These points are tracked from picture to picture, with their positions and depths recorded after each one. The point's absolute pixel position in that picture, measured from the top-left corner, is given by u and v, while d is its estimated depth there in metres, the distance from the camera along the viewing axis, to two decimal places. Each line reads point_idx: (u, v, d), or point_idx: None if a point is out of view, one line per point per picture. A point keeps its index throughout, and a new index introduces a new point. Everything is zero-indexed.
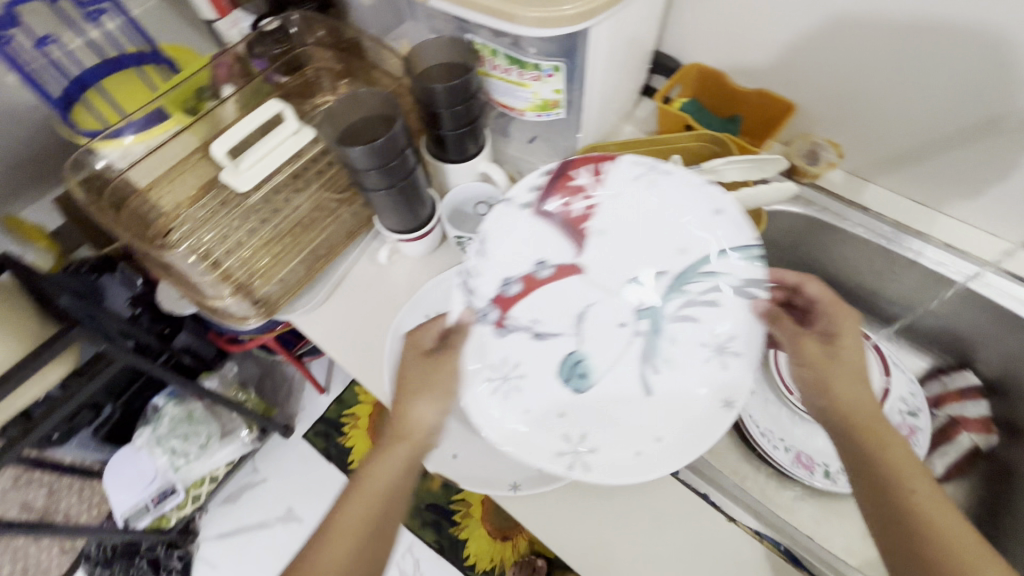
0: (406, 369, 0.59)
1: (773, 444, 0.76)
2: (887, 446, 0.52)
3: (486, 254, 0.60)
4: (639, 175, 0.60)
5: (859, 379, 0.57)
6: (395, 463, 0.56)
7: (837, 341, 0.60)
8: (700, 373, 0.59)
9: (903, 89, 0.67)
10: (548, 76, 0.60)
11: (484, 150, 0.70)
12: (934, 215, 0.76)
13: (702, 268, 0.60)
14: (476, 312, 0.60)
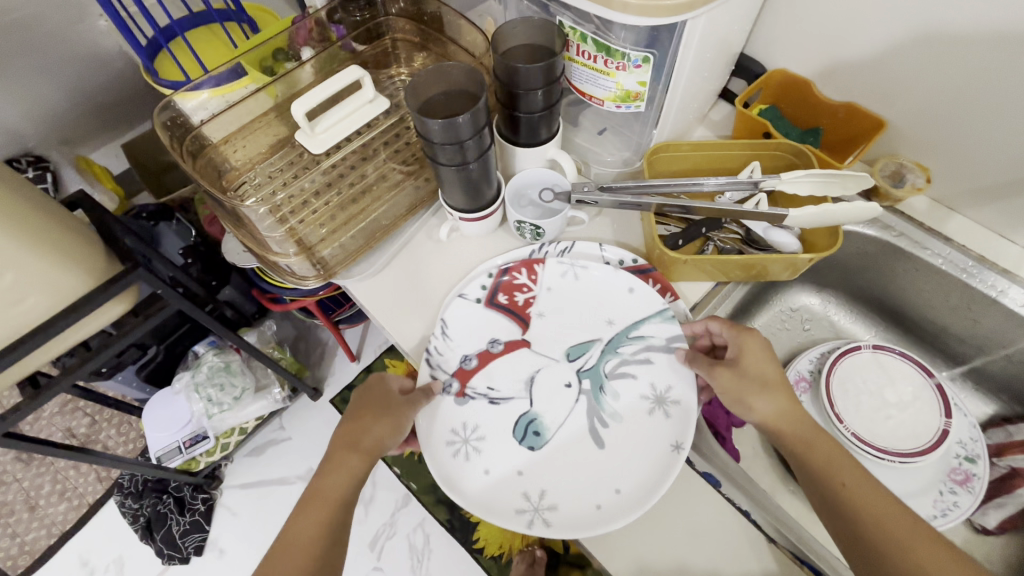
0: (354, 412, 0.61)
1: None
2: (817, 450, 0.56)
3: (450, 338, 0.65)
4: (566, 273, 0.68)
5: (771, 389, 0.58)
6: (353, 472, 0.59)
7: (741, 360, 0.59)
8: (647, 428, 0.60)
9: (1013, 115, 0.63)
10: (635, 67, 0.58)
11: (557, 137, 0.69)
12: (1022, 256, 0.71)
13: (632, 331, 0.65)
14: (439, 383, 0.62)
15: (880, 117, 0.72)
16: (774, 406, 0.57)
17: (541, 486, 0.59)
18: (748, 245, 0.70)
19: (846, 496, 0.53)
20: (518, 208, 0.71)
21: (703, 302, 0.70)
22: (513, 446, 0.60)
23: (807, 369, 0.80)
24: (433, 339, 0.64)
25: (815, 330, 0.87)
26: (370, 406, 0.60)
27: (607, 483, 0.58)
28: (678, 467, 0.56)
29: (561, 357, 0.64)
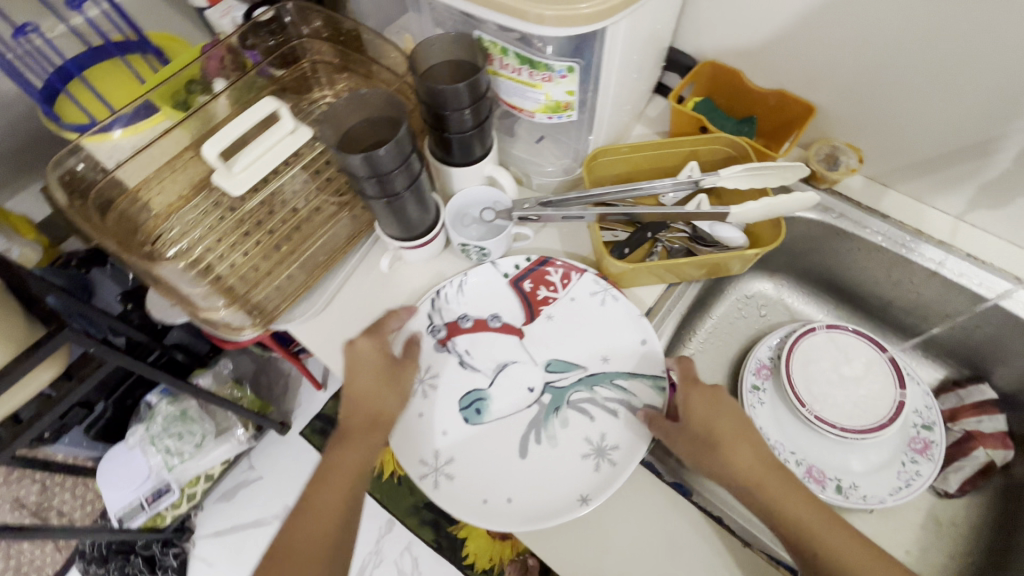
0: (358, 367, 0.60)
1: (785, 458, 0.74)
2: (792, 509, 0.54)
3: (462, 294, 0.67)
4: (597, 294, 0.66)
5: (737, 446, 0.56)
6: (374, 442, 0.59)
7: (693, 420, 0.57)
8: (572, 467, 0.58)
9: (935, 92, 0.64)
10: (562, 77, 0.56)
11: (492, 155, 0.66)
12: (957, 224, 0.73)
13: (618, 379, 0.62)
14: (430, 322, 0.65)
15: (808, 102, 0.73)
16: (737, 462, 0.56)
17: (453, 453, 0.60)
18: (696, 242, 0.70)
19: (817, 547, 0.53)
20: (462, 226, 0.68)
21: (656, 306, 0.69)
22: (455, 411, 0.62)
23: (767, 355, 0.80)
24: (447, 287, 0.66)
25: (771, 314, 0.88)
26: (363, 371, 0.60)
27: (501, 487, 0.58)
28: (572, 515, 0.55)
29: (541, 363, 0.64)
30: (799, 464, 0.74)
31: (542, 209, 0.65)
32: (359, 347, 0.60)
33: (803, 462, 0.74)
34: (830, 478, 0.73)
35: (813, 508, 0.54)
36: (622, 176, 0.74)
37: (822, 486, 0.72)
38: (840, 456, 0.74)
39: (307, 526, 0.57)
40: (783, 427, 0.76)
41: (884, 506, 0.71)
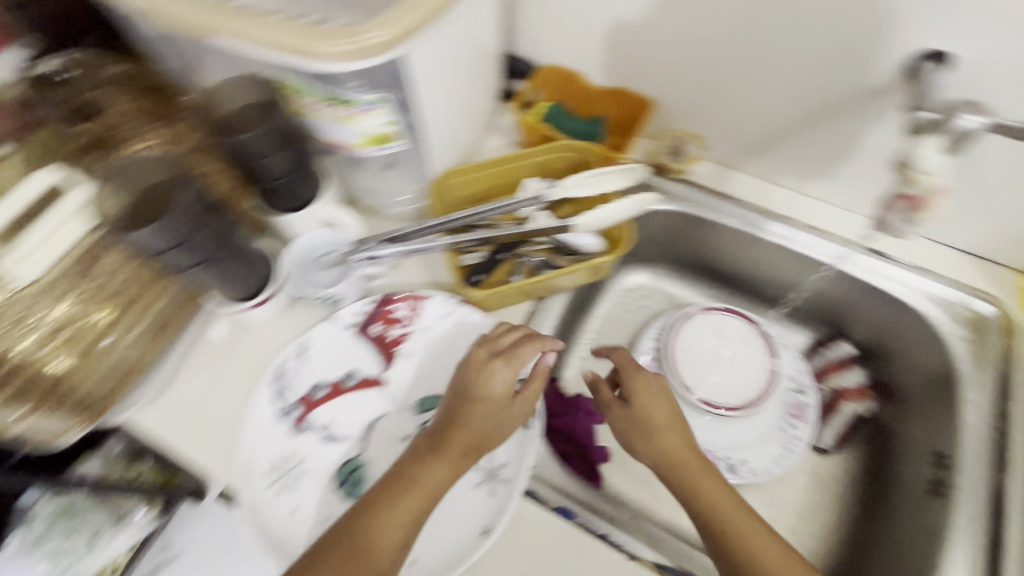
0: (466, 373, 0.57)
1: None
2: (706, 484, 0.57)
3: (310, 361, 0.62)
4: (449, 313, 0.64)
5: (671, 425, 0.61)
6: (462, 464, 0.54)
7: (634, 401, 0.62)
8: (467, 502, 0.57)
9: (750, 80, 0.66)
10: (373, 110, 0.54)
11: (325, 194, 0.63)
12: (799, 198, 0.76)
13: None
14: (278, 406, 0.59)
15: (642, 95, 0.75)
16: (661, 443, 0.60)
17: None
18: (557, 253, 0.69)
19: (721, 529, 0.54)
20: (304, 277, 0.64)
21: (525, 326, 0.68)
22: (330, 489, 0.58)
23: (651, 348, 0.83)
24: (288, 359, 0.61)
25: (652, 304, 0.89)
26: (501, 387, 0.56)
27: None
28: (477, 552, 0.52)
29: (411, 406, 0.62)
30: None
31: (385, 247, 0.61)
32: (473, 357, 0.58)
33: (696, 446, 0.76)
34: (721, 458, 0.75)
35: (727, 491, 0.57)
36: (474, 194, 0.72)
37: (715, 468, 0.75)
38: (728, 433, 0.77)
39: (386, 529, 0.49)
40: None
41: (771, 474, 0.74)
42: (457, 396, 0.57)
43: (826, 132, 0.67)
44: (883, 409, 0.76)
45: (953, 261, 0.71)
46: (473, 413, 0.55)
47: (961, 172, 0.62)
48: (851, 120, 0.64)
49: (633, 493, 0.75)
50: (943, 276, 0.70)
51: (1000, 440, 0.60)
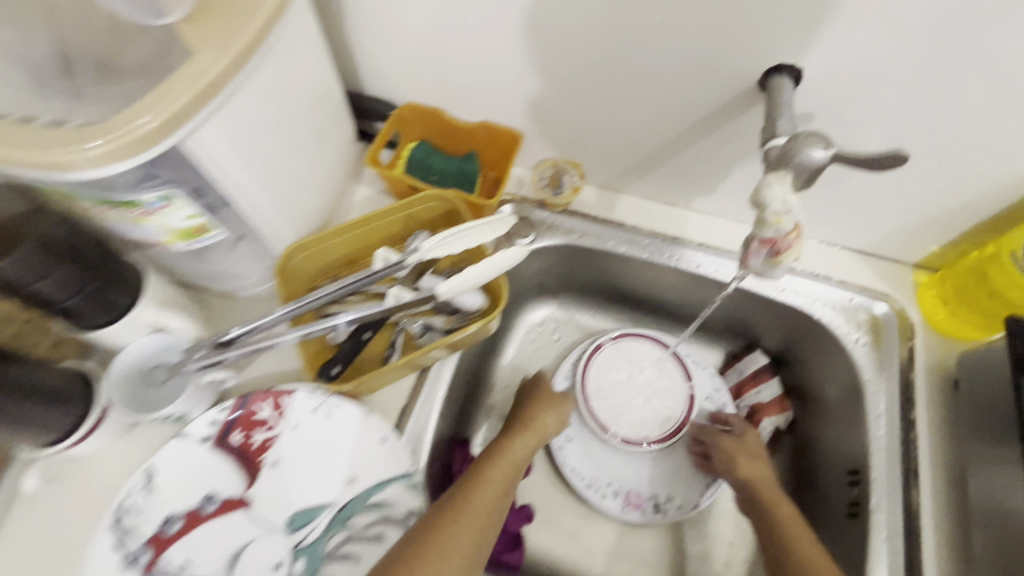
0: (533, 411, 0.66)
1: (602, 493, 0.72)
2: (779, 505, 0.60)
3: (157, 493, 0.53)
4: (316, 409, 0.57)
5: (757, 457, 0.66)
6: (510, 480, 0.57)
7: (745, 433, 0.68)
8: None
9: (612, 105, 0.61)
10: (163, 208, 0.45)
11: (144, 295, 0.53)
12: (687, 214, 0.73)
13: (371, 498, 0.55)
14: (123, 554, 0.51)
15: (511, 130, 0.68)
16: (748, 467, 0.64)
17: None
18: (437, 314, 0.63)
19: (795, 542, 0.55)
20: (136, 399, 0.54)
21: (410, 405, 0.61)
22: None
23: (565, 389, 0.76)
24: (131, 493, 0.52)
25: (565, 335, 0.84)
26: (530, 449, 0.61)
27: None
28: None
29: (280, 526, 0.55)
30: (617, 494, 0.72)
31: (224, 351, 0.52)
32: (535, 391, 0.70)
33: (620, 489, 0.72)
34: (647, 498, 0.72)
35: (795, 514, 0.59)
36: (337, 259, 0.64)
37: (641, 510, 0.72)
38: (647, 472, 0.74)
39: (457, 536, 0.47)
40: (594, 461, 0.74)
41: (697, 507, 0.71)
42: (521, 415, 0.66)
43: (699, 150, 0.63)
44: (800, 417, 0.74)
45: (845, 262, 0.69)
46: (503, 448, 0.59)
47: (835, 179, 0.60)
48: (719, 138, 0.60)
49: (560, 548, 0.71)
50: (837, 279, 0.68)
51: (907, 451, 0.58)
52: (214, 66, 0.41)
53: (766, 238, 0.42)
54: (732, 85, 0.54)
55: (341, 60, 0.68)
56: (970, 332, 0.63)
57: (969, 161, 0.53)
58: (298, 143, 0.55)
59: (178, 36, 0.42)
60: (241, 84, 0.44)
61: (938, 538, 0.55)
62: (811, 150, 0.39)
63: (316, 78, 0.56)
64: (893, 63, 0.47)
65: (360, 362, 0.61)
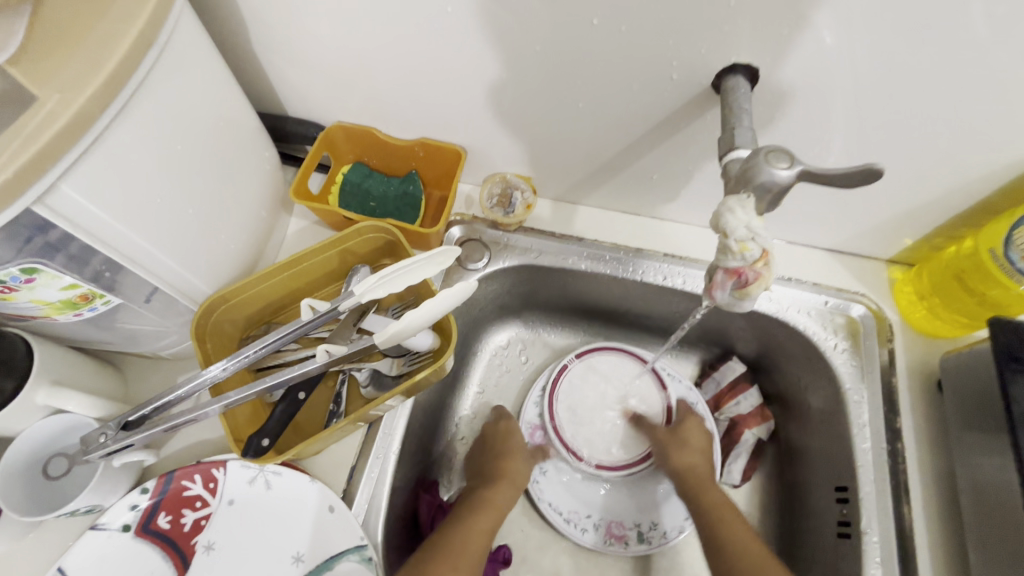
0: (514, 441, 0.65)
1: (582, 526, 0.67)
2: (708, 493, 0.59)
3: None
4: (253, 480, 0.51)
5: (694, 449, 0.64)
6: (499, 519, 0.56)
7: (684, 424, 0.66)
8: None
9: (557, 115, 0.56)
10: (28, 282, 0.39)
11: (34, 375, 0.45)
12: (648, 222, 0.69)
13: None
14: None
15: (453, 147, 0.63)
16: (686, 461, 0.62)
17: None
18: (384, 358, 0.57)
19: (721, 524, 0.55)
20: (41, 493, 0.47)
21: (361, 461, 0.55)
22: None
23: (534, 415, 0.71)
24: None
25: (533, 356, 0.78)
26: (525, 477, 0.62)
27: None
28: None
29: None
30: (598, 525, 0.67)
31: (132, 433, 0.45)
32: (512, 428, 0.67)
33: (600, 521, 0.68)
34: (630, 527, 0.67)
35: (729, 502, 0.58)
36: (268, 305, 0.58)
37: (625, 541, 0.66)
38: (628, 500, 0.68)
39: None
40: (570, 492, 0.69)
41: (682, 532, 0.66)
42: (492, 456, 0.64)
43: (655, 156, 0.58)
44: (781, 425, 0.70)
45: (817, 263, 0.66)
46: (492, 489, 0.58)
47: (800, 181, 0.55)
48: (675, 144, 0.55)
49: None
50: (811, 282, 0.64)
51: (895, 464, 0.55)
52: (61, 113, 0.33)
53: (731, 267, 0.37)
54: (684, 88, 0.48)
55: (256, 81, 0.61)
56: (950, 330, 0.60)
57: (941, 155, 0.49)
58: (201, 185, 0.48)
59: (17, 78, 0.34)
60: (107, 129, 0.37)
61: (933, 557, 0.52)
62: (774, 168, 0.34)
63: (217, 108, 0.49)
64: (855, 56, 0.42)
65: (302, 419, 0.55)
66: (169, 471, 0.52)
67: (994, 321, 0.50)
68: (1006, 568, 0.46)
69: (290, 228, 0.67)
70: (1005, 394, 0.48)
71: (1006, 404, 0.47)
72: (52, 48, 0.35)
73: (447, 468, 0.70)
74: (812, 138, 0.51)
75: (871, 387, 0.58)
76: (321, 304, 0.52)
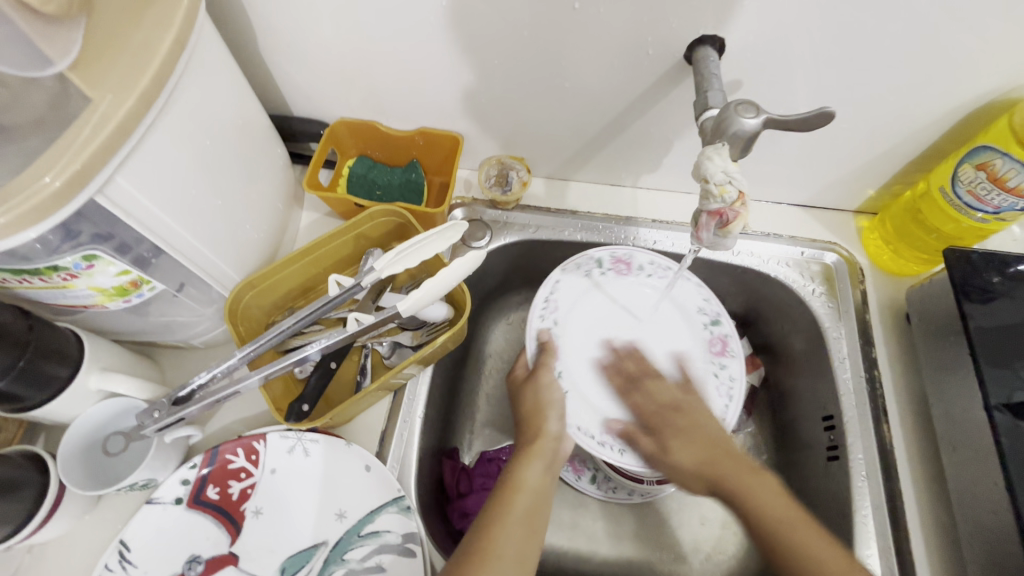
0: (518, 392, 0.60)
1: (622, 447, 0.56)
2: (754, 495, 0.50)
3: (135, 567, 0.50)
4: (292, 449, 0.55)
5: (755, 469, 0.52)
6: (550, 462, 0.54)
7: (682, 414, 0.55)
8: None
9: (545, 97, 0.60)
10: (88, 268, 0.42)
11: (85, 363, 0.49)
12: (634, 192, 0.74)
13: (364, 528, 0.52)
14: None
15: (452, 134, 0.67)
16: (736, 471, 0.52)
17: None
18: (403, 331, 0.61)
19: (764, 513, 0.49)
20: (99, 472, 0.52)
21: (389, 426, 0.60)
22: None
23: (728, 328, 0.62)
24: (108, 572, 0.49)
25: None
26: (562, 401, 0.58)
27: None
28: None
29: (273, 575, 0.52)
30: None
31: (182, 408, 0.49)
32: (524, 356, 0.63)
33: None
34: None
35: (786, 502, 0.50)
36: (291, 290, 0.63)
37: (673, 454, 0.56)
38: None
39: (503, 534, 0.48)
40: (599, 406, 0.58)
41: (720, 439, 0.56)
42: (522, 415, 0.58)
43: (637, 130, 0.63)
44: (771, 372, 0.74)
45: (792, 217, 0.71)
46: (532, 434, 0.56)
47: (770, 141, 0.61)
48: (653, 117, 0.61)
49: (565, 541, 0.69)
50: (787, 236, 0.70)
51: (874, 390, 0.61)
52: (115, 114, 0.38)
53: (713, 209, 0.42)
54: (659, 61, 0.53)
55: (263, 84, 0.65)
56: (914, 268, 0.66)
57: (893, 108, 0.55)
58: (226, 179, 0.52)
59: (74, 86, 0.38)
60: (151, 128, 0.41)
61: (914, 469, 0.57)
62: (742, 118, 0.40)
63: (235, 107, 0.53)
64: (807, 25, 0.48)
65: (332, 392, 0.60)
66: (211, 448, 0.55)
67: (948, 253, 0.56)
68: (973, 466, 0.52)
69: (303, 221, 0.71)
70: (961, 314, 0.54)
71: (963, 321, 0.53)
72: (100, 56, 0.40)
73: (463, 435, 0.74)
74: (777, 99, 0.56)
75: (847, 324, 0.64)
76: (346, 279, 0.56)
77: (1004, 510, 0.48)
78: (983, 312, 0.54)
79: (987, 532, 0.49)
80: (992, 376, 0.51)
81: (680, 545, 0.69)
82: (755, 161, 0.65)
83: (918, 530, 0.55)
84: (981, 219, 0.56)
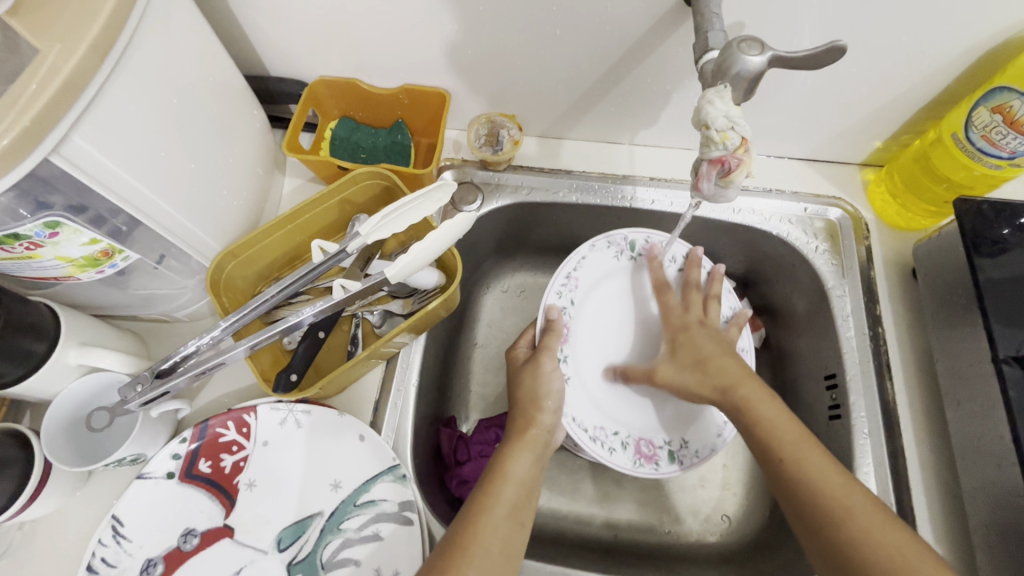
0: (521, 377, 0.59)
1: (609, 446, 0.60)
2: (762, 423, 0.49)
3: (129, 542, 0.49)
4: (284, 421, 0.54)
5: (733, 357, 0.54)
6: (543, 452, 0.54)
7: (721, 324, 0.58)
8: None
9: (536, 47, 0.57)
10: (52, 236, 0.40)
11: (63, 338, 0.48)
12: (631, 150, 0.71)
13: (360, 498, 0.52)
14: None
15: (437, 90, 0.63)
16: (737, 396, 0.51)
17: None
18: (394, 299, 0.60)
19: (802, 475, 0.45)
20: (85, 450, 0.50)
21: (383, 395, 0.59)
22: None
23: (744, 342, 0.62)
24: (100, 547, 0.48)
25: (532, 296, 0.80)
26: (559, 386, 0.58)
27: None
28: None
29: (269, 546, 0.51)
30: (627, 443, 0.61)
31: (166, 381, 0.48)
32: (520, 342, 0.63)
33: (629, 440, 0.61)
34: (660, 446, 0.61)
35: (801, 434, 0.47)
36: (276, 259, 0.60)
37: (656, 462, 0.60)
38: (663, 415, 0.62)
39: (491, 521, 0.46)
40: (597, 407, 0.61)
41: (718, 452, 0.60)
42: (521, 404, 0.57)
43: (634, 80, 0.60)
44: (773, 332, 0.72)
45: (795, 171, 0.69)
46: (526, 421, 0.55)
47: (774, 89, 0.58)
48: (650, 66, 0.57)
49: (565, 506, 0.69)
50: (789, 191, 0.67)
51: (878, 346, 0.59)
52: (62, 66, 0.34)
53: (714, 157, 0.40)
54: (656, 3, 0.49)
55: (232, 39, 0.61)
56: (921, 222, 0.64)
57: (907, 49, 0.52)
58: (199, 141, 0.49)
59: (16, 36, 0.35)
60: (108, 82, 0.38)
61: (917, 425, 0.57)
62: (746, 55, 0.37)
63: (202, 63, 0.49)
64: None
65: (323, 362, 0.59)
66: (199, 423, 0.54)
67: (959, 202, 0.54)
68: (979, 420, 0.51)
69: (286, 189, 0.69)
70: (971, 266, 0.52)
71: (973, 274, 0.52)
72: (43, 5, 0.36)
73: (459, 403, 0.73)
74: (780, 44, 0.53)
75: (851, 282, 0.62)
76: (330, 246, 0.55)
77: (1011, 465, 0.47)
78: (994, 264, 0.52)
79: (992, 487, 0.49)
80: (1001, 330, 0.50)
81: (680, 508, 0.68)
82: (758, 111, 0.61)
83: (919, 485, 0.54)
84: (995, 165, 0.53)
